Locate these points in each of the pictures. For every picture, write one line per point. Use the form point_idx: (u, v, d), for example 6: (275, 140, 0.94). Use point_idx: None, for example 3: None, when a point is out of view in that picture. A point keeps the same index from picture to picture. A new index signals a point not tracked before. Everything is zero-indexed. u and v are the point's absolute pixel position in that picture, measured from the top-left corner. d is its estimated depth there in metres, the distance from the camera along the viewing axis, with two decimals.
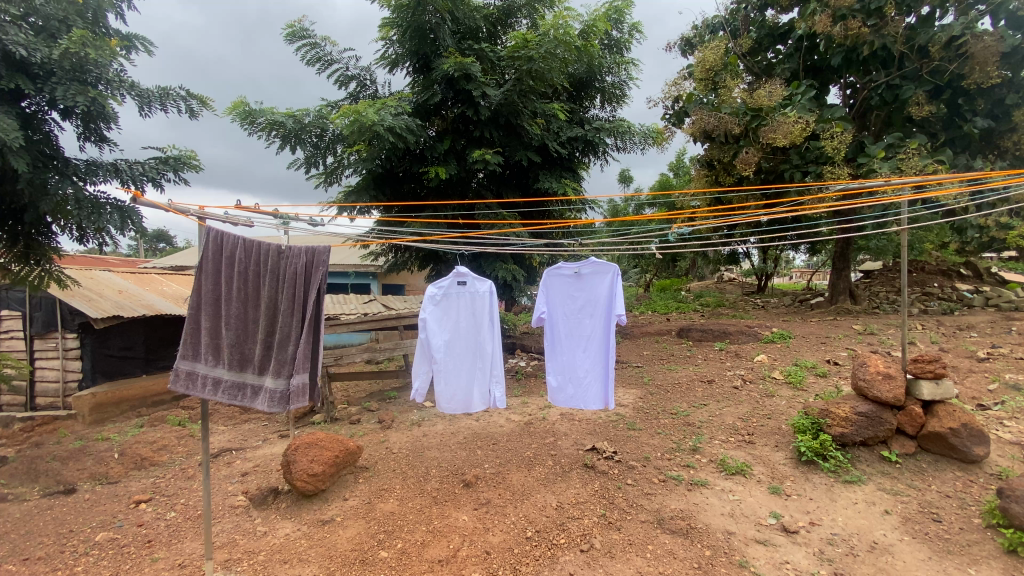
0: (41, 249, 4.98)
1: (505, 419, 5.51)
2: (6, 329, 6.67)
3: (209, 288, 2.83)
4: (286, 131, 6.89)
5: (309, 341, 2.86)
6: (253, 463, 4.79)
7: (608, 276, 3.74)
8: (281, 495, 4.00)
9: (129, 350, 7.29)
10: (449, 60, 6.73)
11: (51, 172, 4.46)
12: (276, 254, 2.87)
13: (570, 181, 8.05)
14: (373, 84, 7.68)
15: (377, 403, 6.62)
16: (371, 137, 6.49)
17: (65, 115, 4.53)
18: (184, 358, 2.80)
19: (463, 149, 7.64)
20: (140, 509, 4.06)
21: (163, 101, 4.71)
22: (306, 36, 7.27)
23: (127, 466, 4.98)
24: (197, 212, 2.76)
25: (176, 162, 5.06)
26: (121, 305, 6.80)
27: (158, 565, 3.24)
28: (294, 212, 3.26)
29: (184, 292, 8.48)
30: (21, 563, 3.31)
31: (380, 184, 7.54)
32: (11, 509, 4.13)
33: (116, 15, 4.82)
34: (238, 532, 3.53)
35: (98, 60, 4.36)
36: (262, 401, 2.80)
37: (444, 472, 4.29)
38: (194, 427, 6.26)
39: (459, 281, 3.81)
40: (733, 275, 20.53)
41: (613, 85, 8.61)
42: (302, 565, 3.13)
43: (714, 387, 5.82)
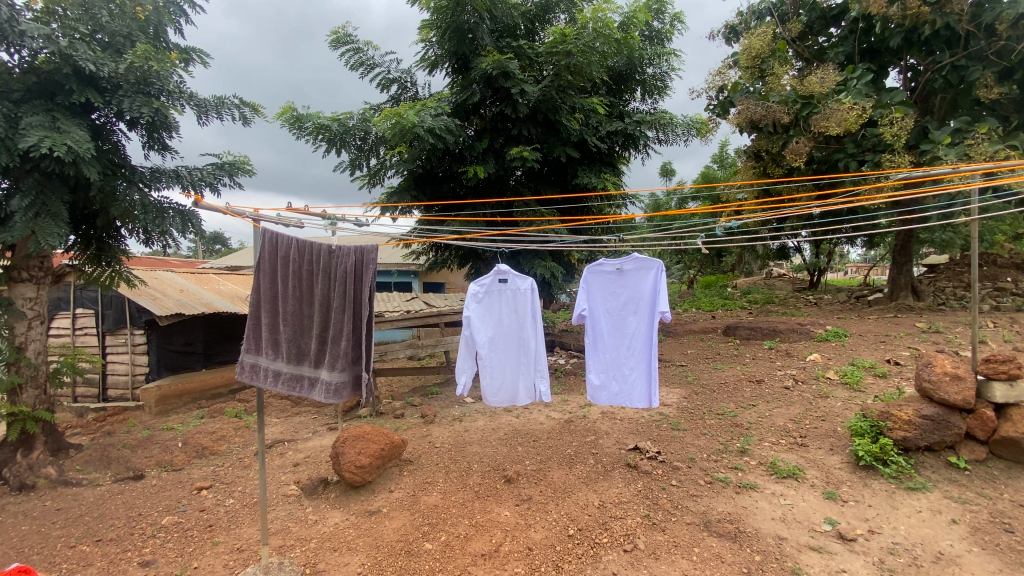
0: (112, 251, 5.35)
1: (545, 417, 5.51)
2: (81, 327, 7.25)
3: (267, 287, 2.96)
4: (332, 135, 7.13)
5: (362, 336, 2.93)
6: (304, 453, 5.00)
7: (652, 272, 3.64)
8: (330, 485, 4.15)
9: (189, 346, 7.71)
10: (488, 59, 6.76)
11: (119, 179, 4.80)
12: (328, 252, 2.96)
13: (610, 176, 7.93)
14: (414, 86, 7.82)
15: (420, 399, 6.75)
16: (412, 138, 6.64)
17: (132, 126, 4.85)
18: (248, 352, 2.96)
19: (501, 147, 7.66)
20: (201, 496, 4.31)
21: (219, 110, 4.96)
22: (349, 42, 7.48)
23: (189, 455, 5.31)
24: (252, 214, 2.90)
25: (231, 167, 5.31)
26: (183, 304, 7.22)
27: (219, 548, 3.44)
28: (341, 213, 3.39)
29: (238, 291, 8.91)
30: (95, 544, 3.59)
31: (421, 185, 7.70)
32: (86, 494, 4.48)
33: (175, 30, 5.13)
34: (291, 520, 3.69)
35: (160, 73, 4.66)
36: (318, 393, 2.90)
37: (486, 467, 4.33)
38: (249, 419, 6.58)
39: (500, 279, 3.80)
40: (783, 270, 19.68)
41: (654, 77, 8.44)
42: (351, 553, 3.23)
43: (764, 387, 5.60)
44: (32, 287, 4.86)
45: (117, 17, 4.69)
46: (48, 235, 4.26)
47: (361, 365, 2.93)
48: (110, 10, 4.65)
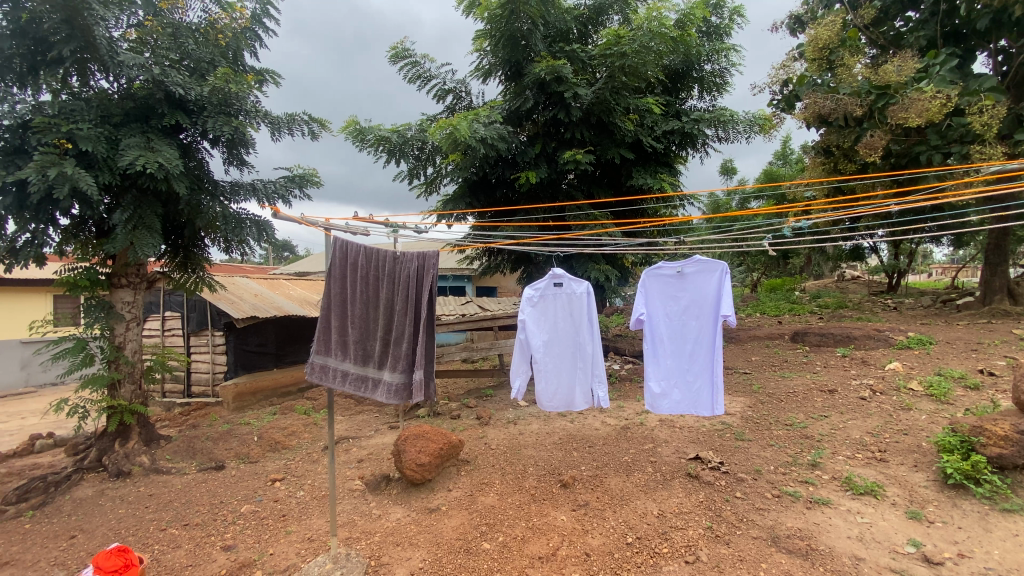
0: (197, 259, 5.83)
1: (600, 422, 5.45)
2: (170, 329, 7.93)
3: (337, 292, 3.12)
4: (392, 146, 7.44)
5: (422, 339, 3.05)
6: (367, 451, 5.22)
7: (715, 274, 3.54)
8: (392, 482, 4.30)
9: (263, 347, 8.29)
10: (541, 64, 6.84)
11: (204, 193, 5.23)
12: (392, 259, 3.08)
13: (666, 177, 7.75)
14: (468, 96, 8.02)
15: (475, 401, 6.87)
16: (465, 147, 6.81)
17: (215, 144, 5.28)
18: (318, 353, 3.15)
19: (553, 151, 7.69)
20: (275, 487, 4.60)
21: (290, 127, 5.29)
22: (408, 56, 7.79)
23: (264, 448, 5.69)
24: (324, 223, 3.08)
25: (301, 179, 5.65)
26: (257, 307, 7.77)
27: (291, 537, 3.66)
28: (402, 221, 3.54)
29: (306, 295, 9.45)
30: (182, 528, 3.91)
31: (474, 192, 7.84)
32: (176, 481, 4.90)
33: (251, 54, 5.57)
34: (357, 513, 3.86)
35: (239, 94, 5.07)
36: (381, 393, 3.02)
37: (542, 470, 4.34)
38: (317, 417, 6.94)
39: (555, 283, 3.79)
40: (857, 273, 18.40)
41: (712, 74, 8.20)
42: (413, 549, 3.34)
43: (837, 398, 5.26)
44: (130, 292, 5.37)
45: (201, 45, 5.17)
46: (145, 246, 4.70)
47: (421, 367, 3.03)
48: (196, 39, 5.16)
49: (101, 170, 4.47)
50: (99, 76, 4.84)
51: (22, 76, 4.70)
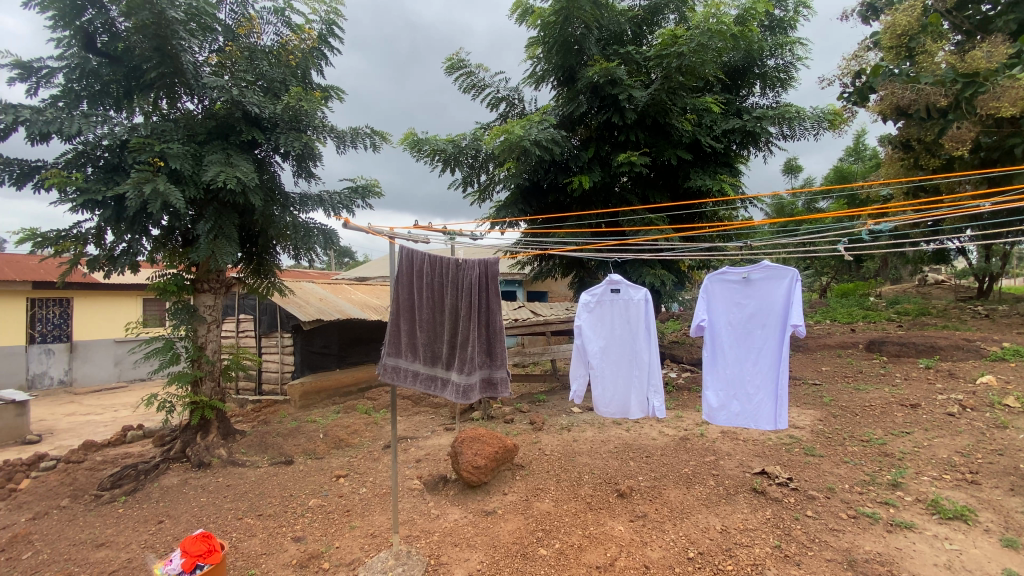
0: (269, 266, 6.24)
1: (657, 432, 5.34)
2: (244, 330, 8.51)
3: (405, 296, 3.26)
4: (447, 156, 7.66)
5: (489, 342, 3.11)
6: (425, 451, 5.37)
7: (785, 282, 3.34)
8: (449, 483, 4.40)
9: (327, 348, 8.73)
10: (595, 68, 6.83)
11: (275, 205, 5.60)
12: (455, 266, 3.19)
13: (726, 177, 7.48)
14: (521, 102, 8.11)
15: (528, 405, 6.90)
16: (519, 153, 6.90)
17: (286, 158, 5.64)
18: (389, 354, 3.29)
19: (607, 155, 7.65)
20: (340, 482, 4.83)
21: (354, 140, 5.57)
22: (463, 67, 7.99)
23: (329, 445, 5.98)
24: (388, 232, 3.22)
25: (363, 190, 5.92)
26: (322, 310, 8.19)
27: (355, 531, 3.82)
28: (459, 229, 3.62)
29: (366, 299, 9.86)
30: (257, 518, 4.18)
31: (527, 198, 7.91)
32: (250, 473, 5.25)
33: (318, 72, 5.91)
34: (416, 512, 3.97)
35: (309, 111, 5.40)
36: (449, 392, 3.09)
37: (598, 479, 4.29)
38: (376, 416, 7.21)
39: (612, 289, 3.63)
40: (942, 276, 16.93)
41: (776, 69, 7.86)
42: (470, 550, 3.39)
43: (920, 413, 4.87)
44: (211, 296, 5.82)
45: (275, 67, 5.55)
46: (224, 255, 5.10)
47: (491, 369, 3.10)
48: (270, 61, 5.56)
49: (186, 184, 4.85)
50: (185, 98, 5.29)
51: (121, 101, 5.21)
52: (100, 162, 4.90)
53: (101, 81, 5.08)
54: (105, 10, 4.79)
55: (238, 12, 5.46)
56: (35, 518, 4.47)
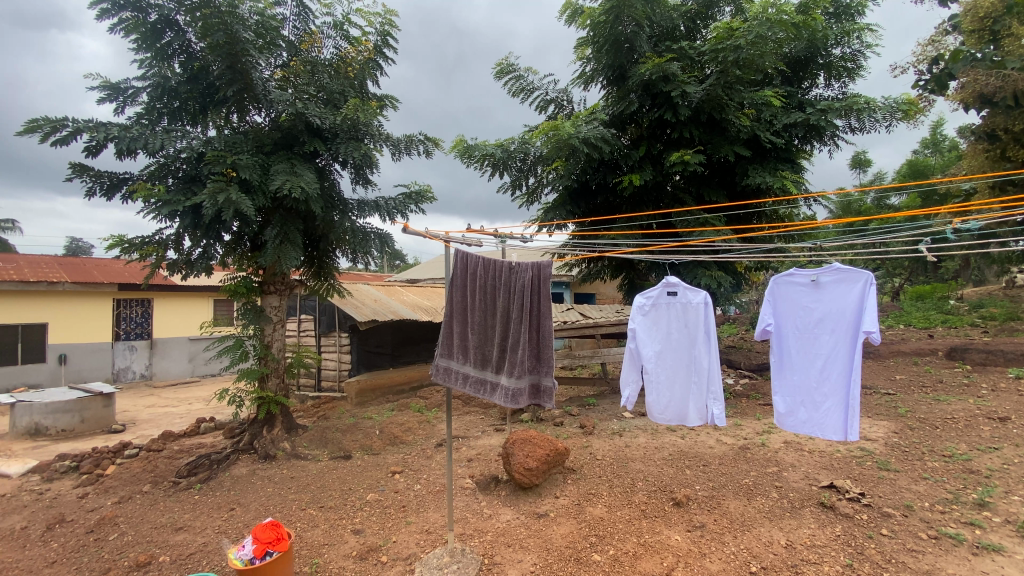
0: (328, 268, 6.53)
1: (715, 440, 5.20)
2: (305, 330, 8.95)
3: (459, 299, 3.34)
4: (496, 160, 7.76)
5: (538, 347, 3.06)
6: (477, 450, 5.45)
7: (859, 285, 3.12)
8: (501, 483, 4.45)
9: (381, 348, 9.04)
10: (647, 65, 6.71)
11: (335, 211, 5.86)
12: (509, 269, 3.19)
13: (788, 173, 7.13)
14: (570, 103, 8.07)
15: (578, 408, 6.86)
16: (568, 153, 6.88)
17: (345, 166, 5.89)
18: (442, 355, 3.39)
19: (659, 153, 7.49)
20: (396, 478, 4.99)
21: (408, 147, 5.73)
22: (512, 71, 8.06)
23: (384, 442, 6.20)
24: (444, 236, 3.30)
25: (416, 196, 6.08)
26: (377, 311, 8.49)
27: (411, 527, 3.93)
28: (510, 231, 3.68)
29: (417, 300, 10.13)
30: (319, 509, 4.39)
31: (575, 199, 7.87)
32: (313, 466, 5.51)
33: (374, 82, 6.14)
34: (470, 511, 4.03)
35: (366, 121, 5.62)
36: (499, 397, 3.12)
37: (652, 486, 4.20)
38: (429, 415, 7.38)
39: (669, 291, 3.51)
40: None
41: (842, 58, 7.44)
42: (524, 552, 3.41)
43: (1011, 428, 4.46)
44: (277, 297, 6.17)
45: (335, 79, 5.82)
46: (288, 259, 5.38)
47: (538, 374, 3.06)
48: (330, 73, 5.83)
49: (255, 193, 5.15)
50: (253, 111, 5.62)
51: (196, 116, 5.61)
52: (179, 174, 5.28)
53: (179, 98, 5.48)
54: (183, 32, 5.19)
55: (300, 28, 5.75)
56: (120, 502, 4.87)
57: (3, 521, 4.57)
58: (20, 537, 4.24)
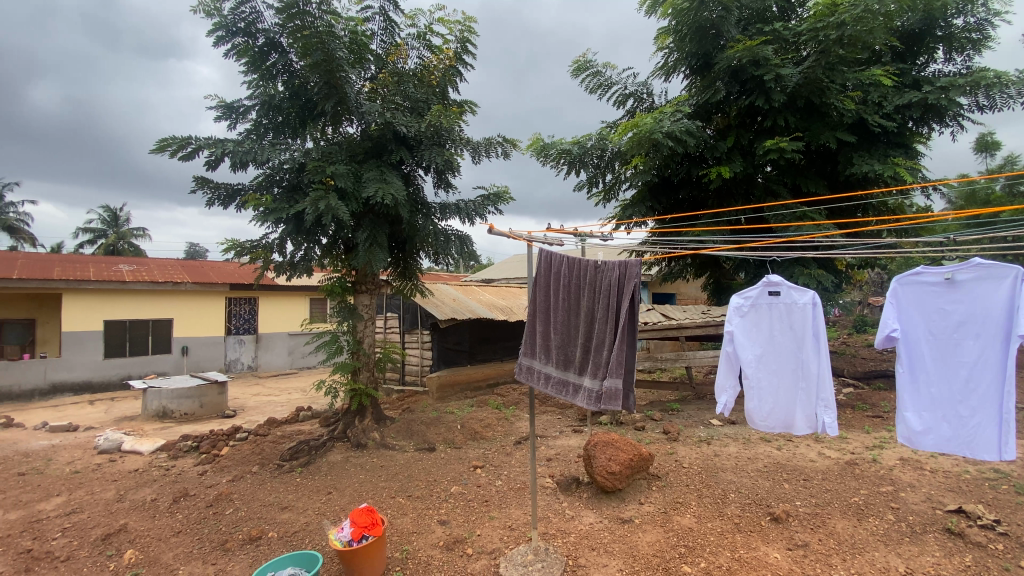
0: (413, 270, 6.83)
1: (816, 454, 4.81)
2: (390, 327, 9.44)
3: (541, 299, 3.37)
4: (572, 157, 7.70)
5: (622, 349, 2.94)
6: (556, 450, 5.44)
7: (1007, 282, 2.74)
8: (583, 485, 4.40)
9: (459, 346, 9.31)
10: (736, 51, 6.33)
11: (419, 215, 6.12)
12: (594, 268, 3.13)
13: (901, 160, 6.41)
14: (650, 96, 7.83)
15: (661, 413, 6.63)
16: (650, 147, 6.67)
17: (428, 171, 6.13)
18: (525, 355, 3.45)
19: (749, 144, 7.05)
20: (478, 473, 5.12)
21: (487, 149, 5.84)
22: (589, 67, 7.97)
23: (466, 437, 6.39)
24: (527, 237, 3.32)
25: (495, 197, 6.19)
26: (456, 310, 8.75)
27: (494, 522, 4.00)
28: (590, 230, 3.60)
29: (494, 299, 10.31)
30: (407, 498, 4.60)
31: (656, 195, 7.61)
32: (400, 456, 5.80)
33: (455, 88, 6.34)
34: (552, 510, 4.03)
35: (448, 127, 5.81)
36: (581, 399, 3.06)
37: (746, 499, 3.95)
38: (507, 412, 7.50)
39: (770, 291, 3.28)
40: None
41: (965, 28, 6.58)
42: (608, 556, 3.35)
43: None
44: (369, 296, 6.54)
45: (419, 88, 6.09)
46: (377, 261, 5.69)
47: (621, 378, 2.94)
48: (415, 83, 6.11)
49: (349, 200, 5.50)
50: (346, 122, 6.01)
51: (297, 129, 6.10)
52: (283, 183, 5.76)
53: (282, 113, 5.99)
54: (285, 53, 5.68)
55: (387, 41, 6.06)
56: (234, 480, 5.42)
57: (139, 492, 5.24)
58: (153, 507, 4.84)
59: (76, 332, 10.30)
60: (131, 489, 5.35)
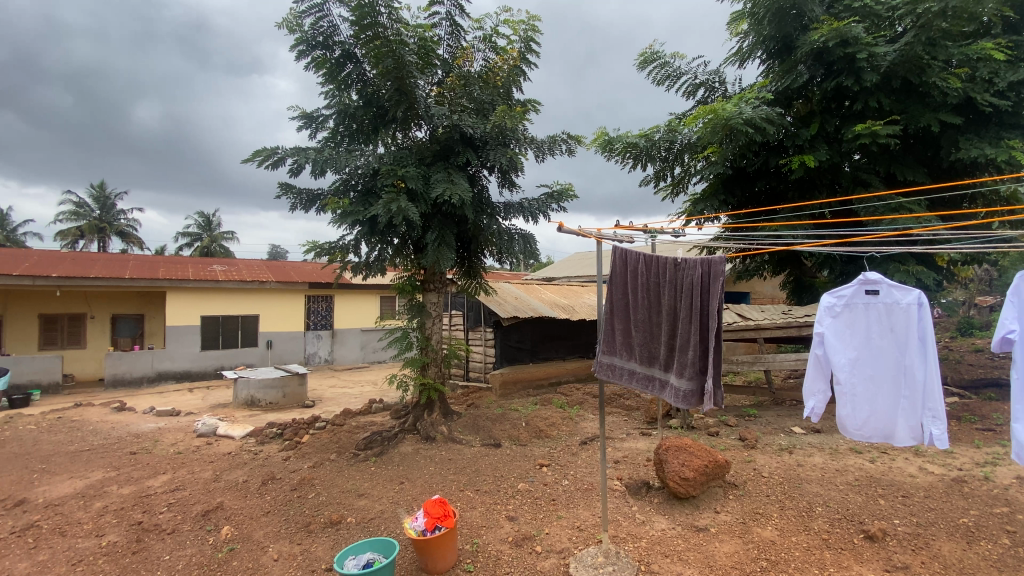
0: (478, 269, 6.96)
1: (915, 468, 4.38)
2: (455, 325, 9.69)
3: (619, 297, 3.29)
4: (639, 151, 7.50)
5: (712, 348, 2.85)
6: (623, 452, 5.34)
7: None
8: (653, 489, 4.29)
9: (522, 344, 9.38)
10: (821, 31, 5.88)
11: (484, 214, 6.22)
12: (674, 266, 3.05)
13: (1018, 143, 5.69)
14: (722, 85, 7.48)
15: (736, 419, 6.32)
16: (724, 137, 6.36)
17: (492, 171, 6.22)
18: (605, 352, 3.37)
19: (835, 131, 6.53)
20: (544, 471, 5.13)
21: (552, 147, 5.83)
22: (657, 58, 7.73)
23: (531, 435, 6.43)
24: (596, 233, 3.26)
25: (559, 194, 6.16)
26: (519, 308, 8.84)
27: (563, 522, 3.99)
28: (660, 225, 3.46)
29: (556, 298, 10.30)
30: (475, 492, 4.70)
31: (728, 188, 7.24)
32: (467, 451, 5.93)
33: (519, 88, 6.38)
34: (621, 513, 3.96)
35: (513, 127, 5.85)
36: (668, 396, 3.00)
37: (835, 514, 3.67)
38: (572, 411, 7.46)
39: (868, 289, 3.01)
40: None
41: None
42: (683, 564, 3.24)
43: None
44: (437, 294, 6.73)
45: (484, 89, 6.18)
46: (445, 260, 5.84)
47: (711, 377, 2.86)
48: (481, 84, 6.20)
49: (419, 201, 5.69)
50: (415, 127, 6.22)
51: (370, 135, 6.40)
52: (358, 188, 6.06)
53: (357, 120, 6.30)
54: (359, 63, 5.96)
55: (453, 45, 6.20)
56: (314, 467, 5.79)
57: (232, 474, 5.73)
58: (244, 488, 5.28)
59: (178, 326, 11.43)
60: (225, 470, 5.87)
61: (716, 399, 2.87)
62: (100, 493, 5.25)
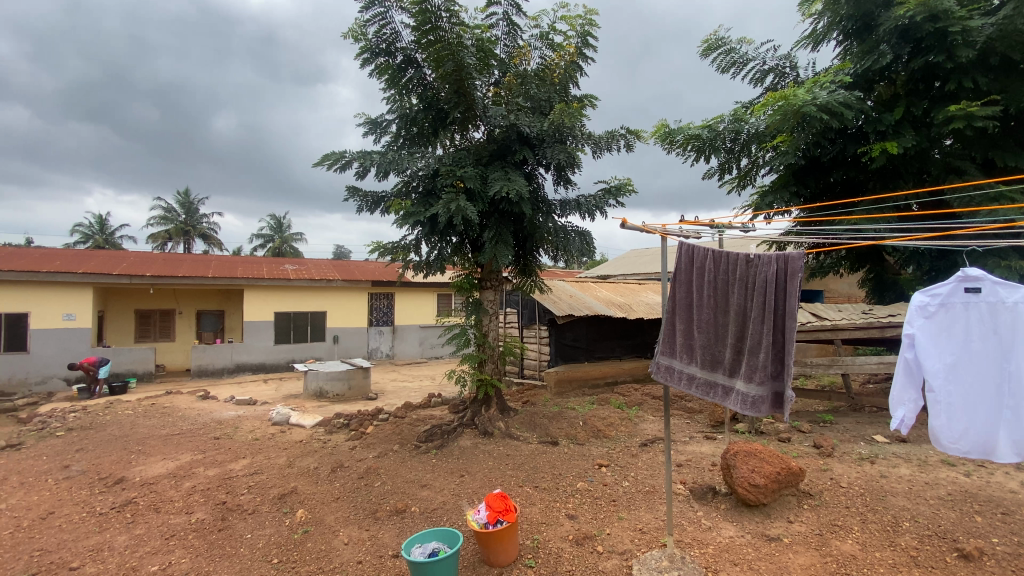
0: (533, 267, 6.99)
1: (1020, 485, 3.96)
2: (511, 322, 9.78)
3: (682, 296, 3.20)
4: (701, 143, 7.22)
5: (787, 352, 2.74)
6: (686, 455, 5.19)
7: None
8: (719, 495, 4.15)
9: (578, 342, 9.33)
10: (907, 6, 5.40)
11: (540, 212, 6.24)
12: (746, 263, 2.92)
13: None
14: (793, 70, 7.06)
15: (809, 425, 5.96)
16: (795, 124, 5.99)
17: (548, 168, 6.22)
18: (664, 354, 3.30)
19: (923, 114, 5.99)
20: (602, 471, 5.09)
21: (609, 142, 5.74)
22: (721, 45, 7.40)
23: (588, 434, 6.38)
24: (660, 229, 3.18)
25: (617, 190, 6.07)
26: (573, 305, 8.83)
27: (624, 523, 3.94)
28: (728, 220, 3.33)
29: (611, 296, 10.18)
30: (534, 489, 4.74)
31: (800, 179, 6.82)
32: (525, 447, 5.98)
33: (576, 84, 6.34)
34: (686, 518, 3.85)
35: (570, 124, 5.83)
36: (734, 403, 2.89)
37: (925, 530, 3.39)
38: (631, 412, 7.32)
39: (967, 286, 2.74)
40: None
41: None
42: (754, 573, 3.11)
43: None
44: (493, 291, 6.83)
45: (541, 86, 6.18)
46: (502, 257, 5.90)
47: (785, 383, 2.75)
48: (537, 82, 6.21)
49: (477, 199, 5.79)
50: (472, 127, 6.34)
51: (429, 137, 6.57)
52: (418, 189, 6.24)
53: (418, 122, 6.49)
54: (420, 68, 6.13)
55: (510, 45, 6.24)
56: (379, 457, 6.05)
57: (304, 460, 6.11)
58: (315, 475, 5.61)
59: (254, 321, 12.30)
60: (297, 457, 6.26)
61: (787, 406, 2.76)
62: (188, 474, 5.77)
